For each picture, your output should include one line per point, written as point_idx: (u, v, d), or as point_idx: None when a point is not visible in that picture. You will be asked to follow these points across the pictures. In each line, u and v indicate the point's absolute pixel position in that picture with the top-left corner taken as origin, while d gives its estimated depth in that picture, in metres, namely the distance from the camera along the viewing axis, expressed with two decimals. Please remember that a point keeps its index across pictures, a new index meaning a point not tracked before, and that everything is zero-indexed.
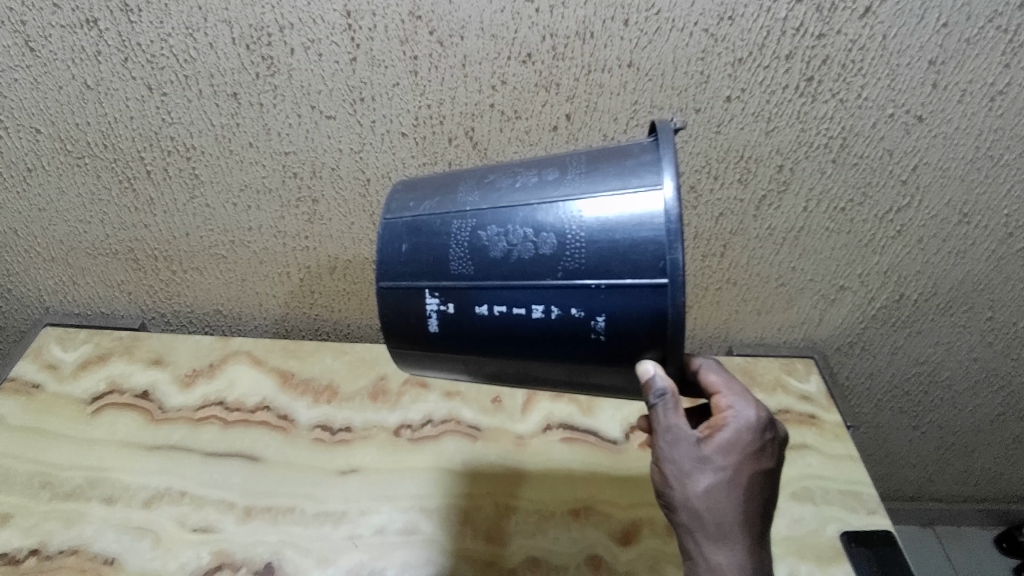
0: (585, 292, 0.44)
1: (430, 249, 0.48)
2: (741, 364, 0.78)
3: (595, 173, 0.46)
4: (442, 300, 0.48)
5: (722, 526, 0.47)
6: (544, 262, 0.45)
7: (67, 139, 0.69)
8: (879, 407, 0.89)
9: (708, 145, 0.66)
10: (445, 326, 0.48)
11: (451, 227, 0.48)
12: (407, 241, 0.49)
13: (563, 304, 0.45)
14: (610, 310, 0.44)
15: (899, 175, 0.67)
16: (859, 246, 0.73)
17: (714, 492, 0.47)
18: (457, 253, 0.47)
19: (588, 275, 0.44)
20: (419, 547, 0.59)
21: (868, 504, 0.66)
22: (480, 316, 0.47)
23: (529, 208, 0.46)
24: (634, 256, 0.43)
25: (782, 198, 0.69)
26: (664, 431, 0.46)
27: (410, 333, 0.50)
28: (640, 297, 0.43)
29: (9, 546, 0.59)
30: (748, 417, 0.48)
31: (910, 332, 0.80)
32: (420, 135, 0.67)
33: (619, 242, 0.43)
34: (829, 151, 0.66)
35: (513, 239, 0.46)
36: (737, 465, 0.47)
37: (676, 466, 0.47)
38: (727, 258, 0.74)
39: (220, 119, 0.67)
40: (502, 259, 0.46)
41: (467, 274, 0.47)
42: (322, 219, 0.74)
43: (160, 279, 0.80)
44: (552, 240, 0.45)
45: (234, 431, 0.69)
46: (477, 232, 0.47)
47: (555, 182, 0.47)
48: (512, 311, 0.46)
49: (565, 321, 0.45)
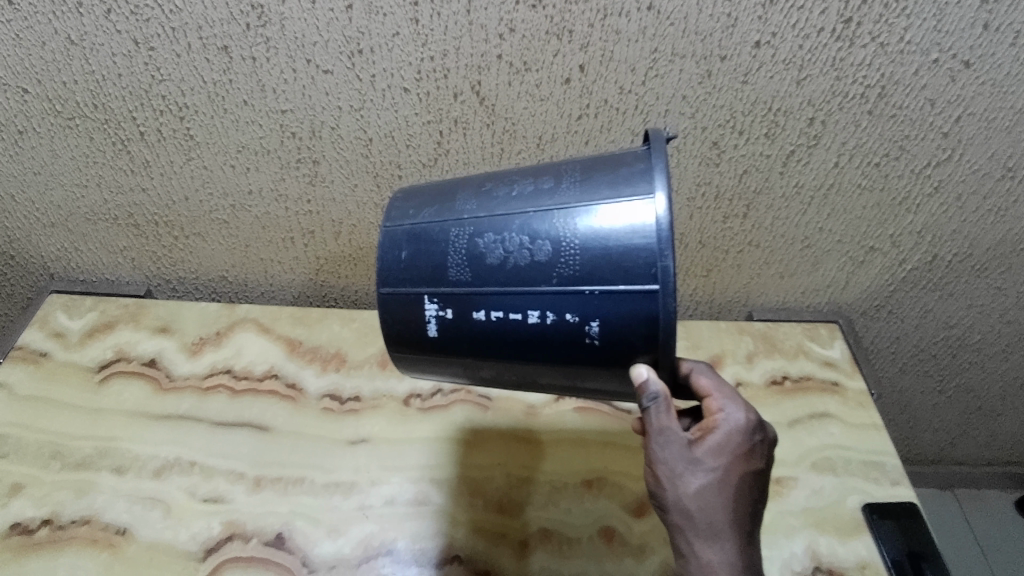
0: (580, 297, 0.42)
1: (429, 256, 0.46)
2: (762, 330, 0.75)
3: (590, 183, 0.44)
4: (442, 306, 0.45)
5: (714, 526, 0.46)
6: (540, 269, 0.43)
7: (55, 99, 0.66)
8: (904, 371, 0.86)
9: (734, 97, 0.61)
10: (444, 333, 0.46)
11: (450, 234, 0.46)
12: (406, 248, 0.47)
13: (559, 309, 0.43)
14: (604, 315, 0.42)
15: (940, 127, 0.62)
16: (892, 205, 0.68)
17: (705, 492, 0.45)
18: (455, 260, 0.45)
19: (584, 281, 0.42)
20: (430, 518, 0.59)
21: (892, 475, 0.64)
22: (478, 322, 0.45)
23: (525, 216, 0.44)
24: (625, 261, 0.41)
25: (812, 153, 0.65)
26: (657, 432, 0.45)
27: (411, 338, 0.47)
28: (633, 303, 0.41)
29: (22, 516, 0.59)
30: (739, 420, 0.47)
31: (941, 294, 0.76)
32: (422, 91, 0.62)
33: (612, 249, 0.41)
34: (866, 101, 0.61)
35: (509, 246, 0.43)
36: (728, 466, 0.46)
37: (668, 466, 0.45)
38: (750, 219, 0.70)
39: (212, 75, 0.63)
40: (498, 267, 0.44)
41: (465, 281, 0.44)
42: (324, 181, 0.70)
43: (162, 244, 0.78)
44: (547, 247, 0.43)
45: (243, 400, 0.68)
46: (474, 239, 0.45)
47: (550, 191, 0.45)
48: (509, 316, 0.44)
49: (561, 328, 0.43)
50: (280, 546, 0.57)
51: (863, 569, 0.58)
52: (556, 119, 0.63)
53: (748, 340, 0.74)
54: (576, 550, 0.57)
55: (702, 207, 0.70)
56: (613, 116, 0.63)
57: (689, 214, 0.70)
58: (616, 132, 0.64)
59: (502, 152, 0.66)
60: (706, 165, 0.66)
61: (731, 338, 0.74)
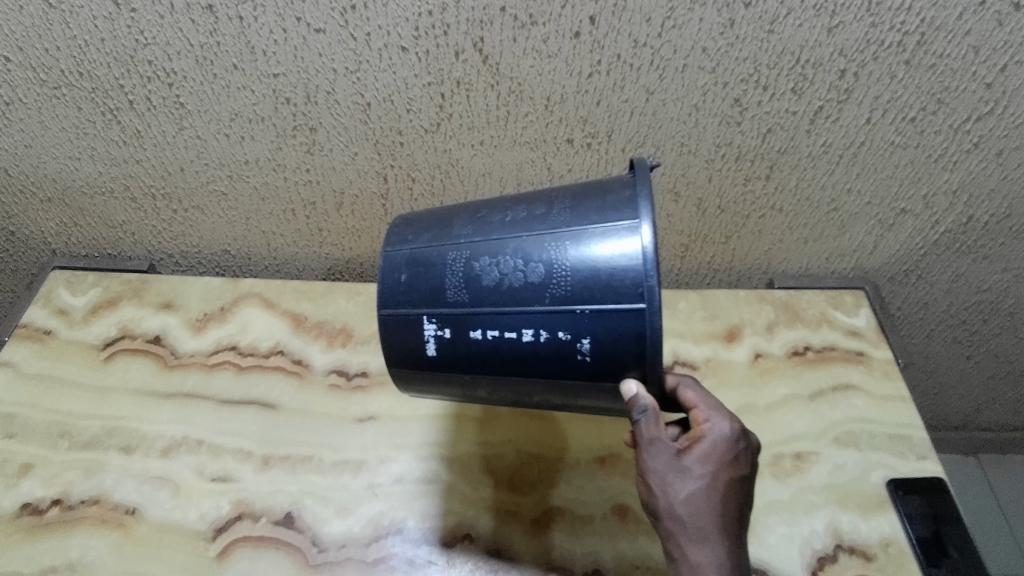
0: (571, 316, 0.43)
1: (428, 278, 0.47)
2: (784, 299, 0.71)
3: (579, 210, 0.45)
4: (440, 326, 0.46)
5: (705, 530, 0.44)
6: (533, 290, 0.44)
7: (39, 67, 0.63)
8: (931, 337, 0.82)
9: (759, 48, 0.56)
10: (444, 352, 0.47)
11: (447, 257, 0.47)
12: (406, 271, 0.47)
13: (551, 327, 0.43)
14: (595, 332, 0.43)
15: (983, 77, 0.56)
16: (927, 162, 0.63)
17: (695, 497, 0.44)
18: (452, 282, 0.46)
19: (574, 300, 0.43)
20: (439, 497, 0.58)
21: (918, 449, 0.62)
22: (475, 342, 0.46)
23: (518, 240, 0.45)
24: (613, 281, 0.42)
25: (842, 108, 0.60)
26: (646, 443, 0.44)
27: (410, 358, 0.48)
28: (622, 322, 0.42)
29: (32, 496, 0.59)
30: (724, 429, 0.46)
31: (976, 257, 0.71)
32: (422, 50, 0.58)
33: (600, 270, 0.42)
34: (903, 50, 0.55)
35: (504, 268, 0.44)
36: (716, 473, 0.45)
37: (658, 474, 0.44)
38: (773, 182, 0.66)
39: (198, 37, 0.59)
40: (493, 288, 0.44)
41: (463, 302, 0.45)
42: (322, 149, 0.67)
43: (161, 218, 0.76)
44: (540, 269, 0.44)
45: (249, 376, 0.67)
46: (471, 262, 0.46)
47: (542, 217, 0.46)
48: (504, 335, 0.45)
49: (553, 346, 0.44)
50: (290, 525, 0.57)
51: (886, 547, 0.56)
52: (564, 77, 0.59)
53: (769, 309, 0.70)
54: (589, 528, 0.56)
55: (722, 169, 0.65)
56: (626, 73, 0.58)
57: (707, 177, 0.66)
58: (629, 90, 0.59)
59: (509, 115, 0.62)
60: (727, 124, 0.62)
61: (750, 308, 0.70)
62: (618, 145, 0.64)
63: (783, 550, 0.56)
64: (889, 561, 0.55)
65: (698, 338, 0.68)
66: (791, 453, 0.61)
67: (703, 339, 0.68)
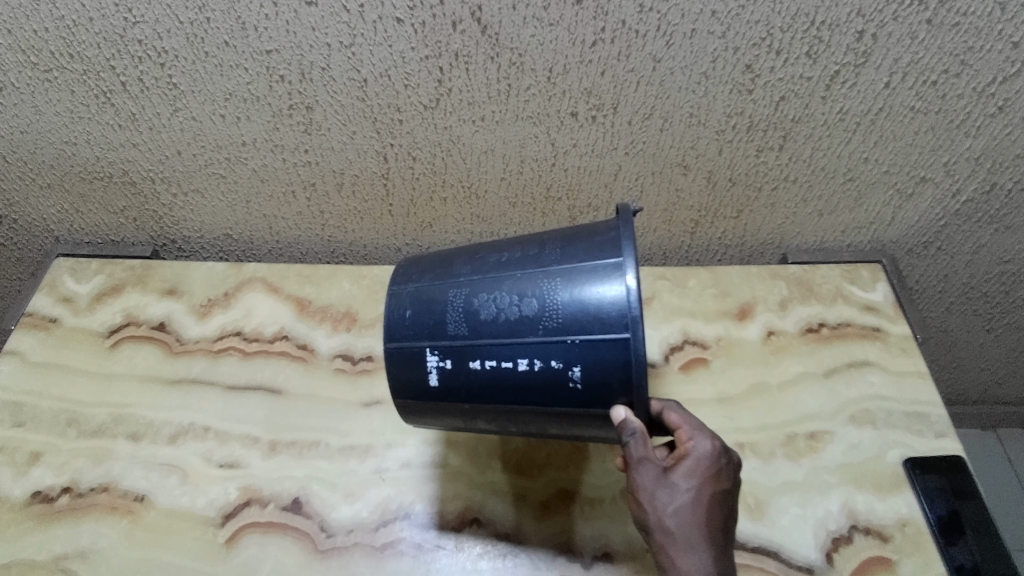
0: (562, 345, 0.43)
1: (430, 313, 0.47)
2: (798, 274, 0.69)
3: (569, 250, 0.46)
4: (442, 357, 0.46)
5: (698, 543, 0.42)
6: (527, 322, 0.44)
7: (29, 50, 0.61)
8: (950, 311, 0.80)
9: (771, 9, 0.53)
10: (445, 383, 0.47)
11: (448, 294, 0.48)
12: (410, 307, 0.49)
13: (545, 357, 0.44)
14: (585, 361, 0.43)
15: (1010, 36, 0.53)
16: (948, 129, 0.60)
17: (684, 511, 0.43)
18: (453, 316, 0.46)
19: (565, 331, 0.43)
20: (445, 481, 0.57)
21: (936, 427, 0.60)
22: (475, 371, 0.46)
23: (513, 278, 0.46)
24: (601, 312, 0.42)
25: (860, 72, 0.57)
26: (636, 462, 0.43)
27: (413, 388, 0.48)
28: (610, 350, 0.42)
29: (42, 484, 0.60)
30: (708, 446, 0.45)
31: (999, 228, 0.68)
32: (417, 21, 0.55)
33: (589, 304, 0.43)
34: (926, 8, 0.52)
35: (501, 302, 0.45)
36: (705, 488, 0.44)
37: (647, 491, 0.44)
38: (787, 152, 0.64)
39: (188, 14, 0.57)
40: (490, 321, 0.45)
41: (463, 334, 0.46)
42: (320, 128, 0.65)
43: (162, 204, 0.75)
44: (534, 303, 0.44)
45: (255, 362, 0.66)
46: (471, 298, 0.46)
47: (535, 257, 0.47)
48: (501, 365, 0.45)
49: (547, 374, 0.44)
50: (297, 511, 0.57)
51: (903, 526, 0.55)
52: (567, 47, 0.56)
53: (782, 285, 0.68)
54: (598, 511, 0.55)
55: (733, 140, 0.63)
56: (631, 40, 0.55)
57: (718, 149, 0.64)
58: (635, 59, 0.57)
59: (510, 88, 0.60)
60: (738, 92, 0.59)
61: (763, 284, 0.68)
62: (625, 117, 0.61)
63: (795, 531, 0.55)
64: (905, 542, 0.54)
65: (709, 316, 0.67)
66: (804, 433, 0.60)
67: (714, 318, 0.67)
